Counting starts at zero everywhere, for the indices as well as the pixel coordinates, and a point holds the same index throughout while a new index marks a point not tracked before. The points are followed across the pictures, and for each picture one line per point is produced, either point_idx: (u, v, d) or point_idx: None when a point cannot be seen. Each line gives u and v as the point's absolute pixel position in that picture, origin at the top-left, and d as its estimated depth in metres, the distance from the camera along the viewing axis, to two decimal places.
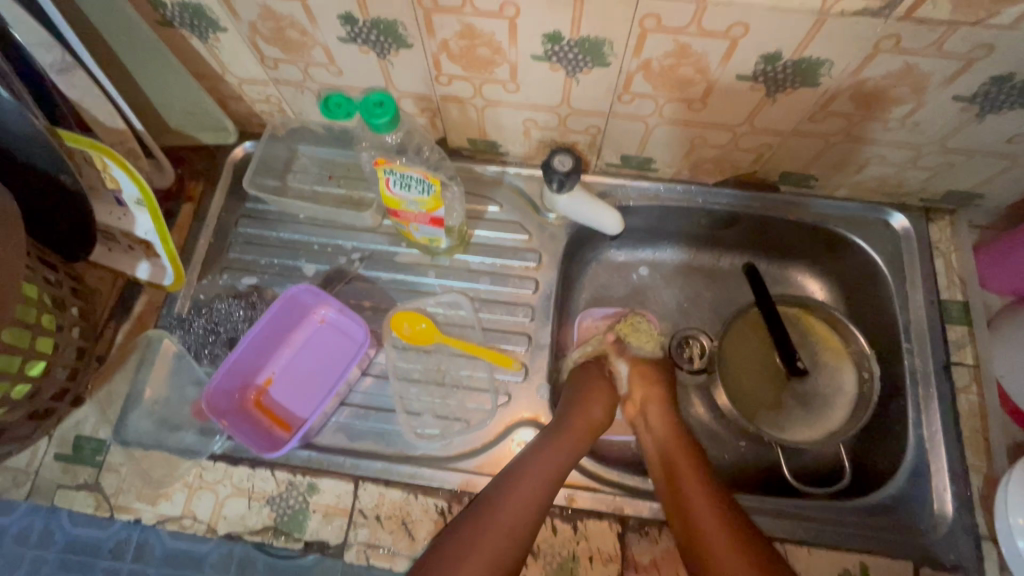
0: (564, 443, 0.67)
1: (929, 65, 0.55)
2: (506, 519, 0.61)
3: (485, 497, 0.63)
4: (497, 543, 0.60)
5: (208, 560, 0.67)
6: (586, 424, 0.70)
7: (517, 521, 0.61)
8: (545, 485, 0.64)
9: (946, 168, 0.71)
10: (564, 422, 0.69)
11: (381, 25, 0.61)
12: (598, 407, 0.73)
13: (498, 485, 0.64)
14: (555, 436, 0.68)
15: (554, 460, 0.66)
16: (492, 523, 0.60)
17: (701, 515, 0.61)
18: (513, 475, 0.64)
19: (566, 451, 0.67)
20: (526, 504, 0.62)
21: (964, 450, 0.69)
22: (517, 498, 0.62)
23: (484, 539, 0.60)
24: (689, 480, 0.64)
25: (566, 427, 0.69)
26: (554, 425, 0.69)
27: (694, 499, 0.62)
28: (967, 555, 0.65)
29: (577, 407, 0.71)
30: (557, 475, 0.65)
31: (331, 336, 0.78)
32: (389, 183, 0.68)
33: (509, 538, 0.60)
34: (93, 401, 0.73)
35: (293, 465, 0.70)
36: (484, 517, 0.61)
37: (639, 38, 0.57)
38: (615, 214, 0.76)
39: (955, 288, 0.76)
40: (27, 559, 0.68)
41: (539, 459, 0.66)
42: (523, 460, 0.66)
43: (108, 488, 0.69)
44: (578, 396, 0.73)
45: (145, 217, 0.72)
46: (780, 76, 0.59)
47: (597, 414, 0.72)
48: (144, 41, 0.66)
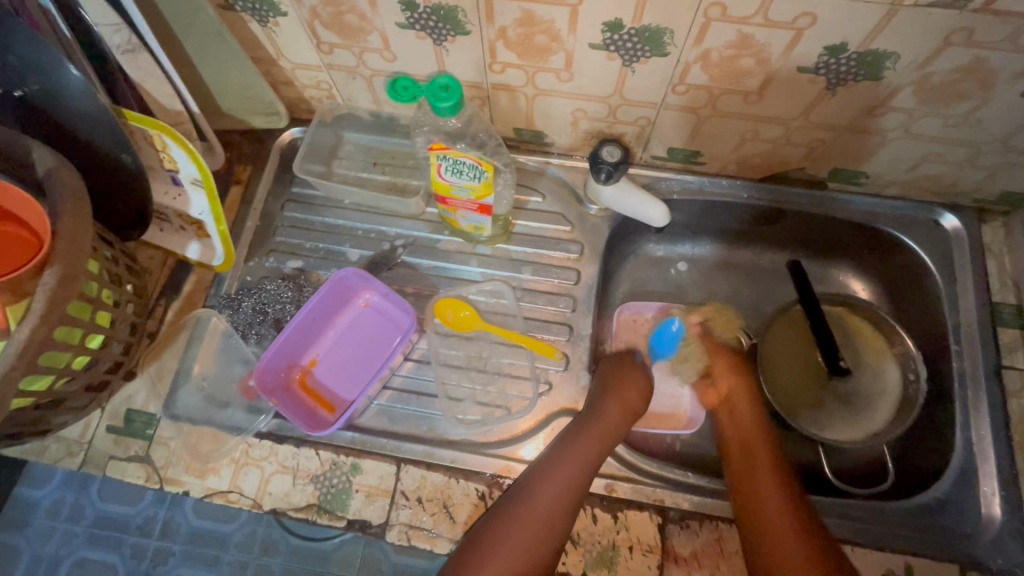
0: (598, 431, 0.68)
1: (1000, 59, 0.54)
2: (555, 497, 0.63)
3: (543, 471, 0.65)
4: (546, 519, 0.62)
5: (231, 540, 0.73)
6: (621, 412, 0.70)
7: (567, 505, 0.63)
8: (580, 475, 0.64)
9: (1005, 167, 0.69)
10: (598, 411, 0.69)
11: (441, 11, 0.61)
12: (634, 393, 0.72)
13: (558, 455, 0.66)
14: (590, 425, 0.68)
15: (588, 450, 0.66)
16: (549, 498, 0.63)
17: (770, 503, 0.63)
18: (564, 456, 0.66)
19: (600, 440, 0.67)
20: (561, 494, 0.63)
21: (1014, 455, 0.68)
22: (570, 478, 0.64)
23: (537, 512, 0.62)
24: (762, 469, 0.67)
25: (602, 416, 0.69)
26: (588, 414, 0.69)
27: (765, 487, 0.65)
28: (1016, 560, 0.64)
29: (610, 395, 0.71)
30: (592, 463, 0.66)
31: (375, 320, 0.79)
32: (440, 169, 0.68)
33: (542, 530, 0.61)
34: (144, 376, 0.75)
35: (337, 446, 0.71)
36: (540, 491, 0.63)
37: (701, 27, 0.56)
38: (662, 206, 0.76)
39: (1007, 290, 0.74)
40: (59, 532, 0.75)
41: (574, 449, 0.66)
42: (558, 448, 0.67)
43: (157, 460, 0.71)
44: (609, 381, 0.73)
45: (201, 197, 0.73)
46: (843, 69, 0.58)
47: (632, 399, 0.72)
48: (207, 23, 0.67)
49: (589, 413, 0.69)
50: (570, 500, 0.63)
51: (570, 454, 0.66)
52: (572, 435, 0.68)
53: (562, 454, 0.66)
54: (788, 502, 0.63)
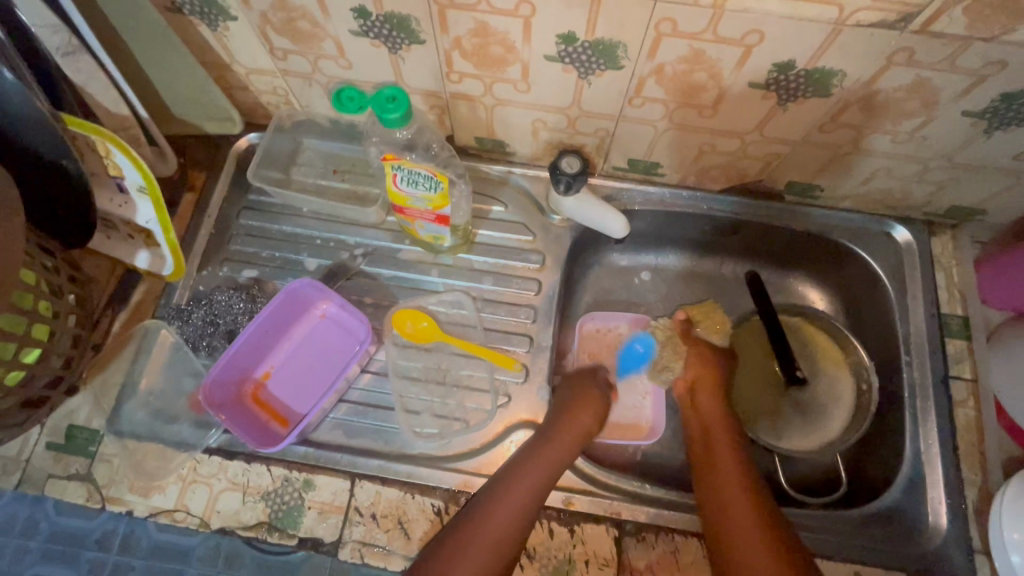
0: (555, 453, 0.67)
1: (941, 79, 0.56)
2: (490, 533, 0.60)
3: (473, 510, 0.62)
4: (478, 557, 0.59)
5: (194, 554, 0.66)
6: (577, 433, 0.69)
7: (501, 539, 0.60)
8: (536, 495, 0.63)
9: (952, 183, 0.71)
10: (554, 432, 0.68)
11: (394, 20, 0.60)
12: (587, 413, 0.72)
13: (489, 494, 0.63)
14: (545, 447, 0.67)
15: (544, 470, 0.65)
16: (478, 536, 0.60)
17: (740, 519, 0.61)
18: (498, 491, 0.63)
19: (556, 460, 0.66)
20: (515, 514, 0.62)
21: (959, 463, 0.69)
22: (502, 513, 0.61)
23: (466, 555, 0.59)
24: (729, 483, 0.65)
25: (569, 425, 0.69)
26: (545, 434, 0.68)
27: (735, 502, 0.63)
28: (960, 567, 0.65)
29: (565, 415, 0.70)
30: (547, 484, 0.65)
31: (333, 331, 0.77)
32: (396, 179, 0.68)
33: (495, 551, 0.59)
34: (88, 390, 0.72)
35: (290, 461, 0.69)
36: (472, 530, 0.60)
37: (653, 42, 0.56)
38: (621, 217, 0.76)
39: (955, 302, 0.76)
40: (9, 548, 0.67)
41: (531, 467, 0.65)
42: (513, 468, 0.65)
43: (100, 478, 0.68)
44: (565, 398, 0.73)
45: (147, 206, 0.70)
46: (793, 85, 0.59)
47: (584, 420, 0.71)
48: (152, 26, 0.65)
49: (546, 434, 0.68)
50: (524, 521, 0.62)
51: (506, 487, 0.63)
52: (528, 454, 0.66)
53: (516, 472, 0.65)
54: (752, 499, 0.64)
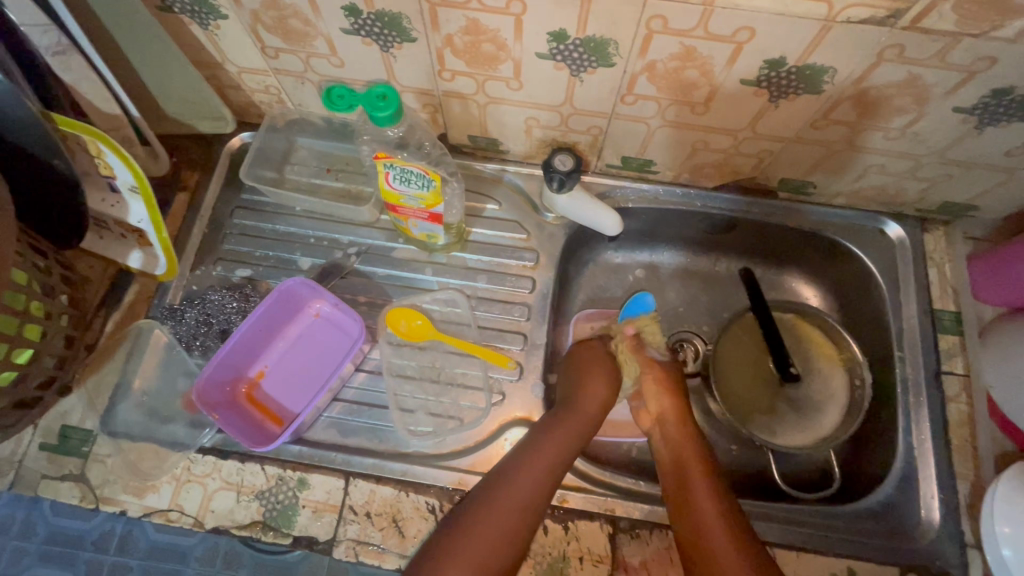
0: (579, 420, 0.68)
1: (931, 76, 0.56)
2: (512, 499, 0.60)
3: (494, 480, 0.62)
4: (505, 521, 0.59)
5: (193, 554, 0.66)
6: (597, 402, 0.71)
7: (528, 503, 0.60)
8: (561, 459, 0.64)
9: (944, 179, 0.71)
10: (575, 399, 0.70)
11: (385, 18, 0.60)
12: (603, 380, 0.73)
13: (507, 465, 0.63)
14: (571, 414, 0.69)
15: (566, 436, 0.66)
16: (500, 500, 0.60)
17: (711, 532, 0.59)
18: (519, 459, 0.64)
19: (579, 427, 0.68)
20: (539, 480, 0.62)
21: (952, 458, 0.70)
22: (526, 479, 0.62)
23: (489, 520, 0.58)
24: (699, 497, 0.62)
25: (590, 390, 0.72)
26: (566, 403, 0.70)
27: (704, 515, 0.61)
28: (952, 562, 0.66)
29: (585, 385, 0.72)
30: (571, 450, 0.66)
31: (326, 330, 0.77)
32: (389, 178, 0.67)
33: (519, 516, 0.59)
34: (81, 390, 0.72)
35: (284, 460, 0.69)
36: (495, 498, 0.60)
37: (644, 39, 0.57)
38: (614, 215, 0.76)
39: (947, 298, 0.77)
40: (8, 550, 0.66)
41: (553, 434, 0.66)
42: (532, 438, 0.66)
43: (94, 479, 0.68)
44: (581, 368, 0.75)
45: (139, 206, 0.70)
46: (784, 82, 0.59)
47: (599, 387, 0.73)
48: (143, 25, 0.65)
49: (567, 403, 0.70)
50: (547, 487, 0.62)
51: (528, 455, 0.64)
52: (550, 423, 0.68)
53: (538, 440, 0.65)
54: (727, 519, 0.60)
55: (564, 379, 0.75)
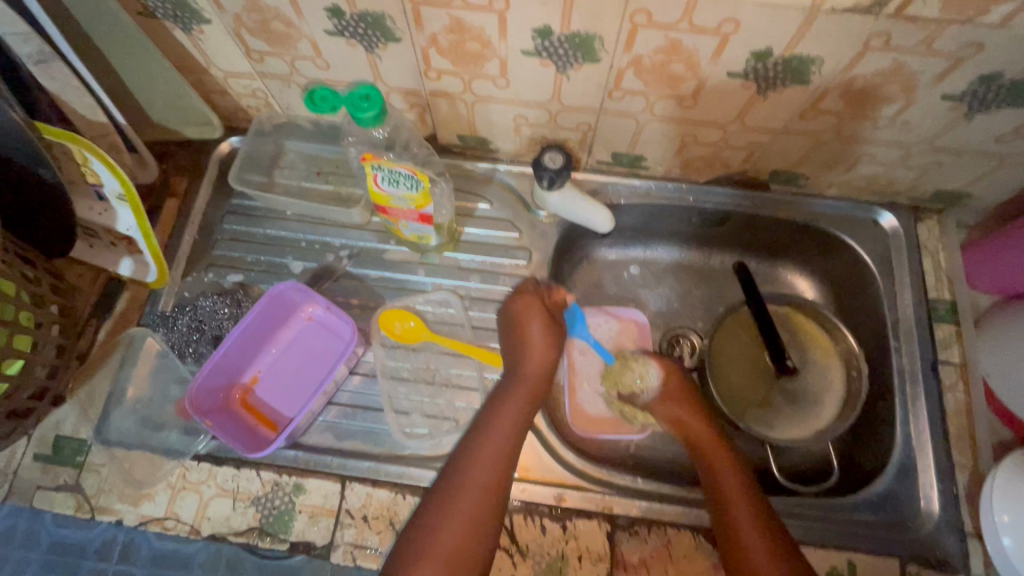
0: (523, 385, 0.69)
1: (918, 63, 0.55)
2: (479, 477, 0.61)
3: (460, 461, 0.63)
4: (474, 497, 0.60)
5: (196, 560, 0.65)
6: (540, 361, 0.71)
7: (492, 478, 0.61)
8: (515, 428, 0.65)
9: (935, 167, 0.71)
10: (519, 366, 0.70)
11: (369, 18, 0.59)
12: (540, 333, 0.71)
13: (469, 442, 0.64)
14: (517, 382, 0.69)
15: (517, 406, 0.67)
16: (486, 446, 0.63)
17: (749, 538, 0.60)
18: (478, 437, 0.64)
19: (526, 393, 0.68)
20: (498, 454, 0.63)
21: (950, 448, 0.69)
22: (487, 455, 0.63)
23: (460, 499, 0.60)
24: (734, 503, 0.62)
25: (536, 319, 0.72)
26: (511, 373, 0.70)
27: (742, 522, 0.61)
28: (952, 552, 0.65)
29: (523, 347, 0.71)
30: (523, 419, 0.66)
31: (319, 333, 0.77)
32: (377, 179, 0.67)
33: (486, 491, 0.61)
34: (74, 400, 0.72)
35: (280, 465, 0.69)
36: (466, 477, 0.61)
37: (629, 33, 0.56)
38: (605, 212, 0.76)
39: (942, 287, 0.76)
40: (11, 561, 0.66)
41: (506, 404, 0.67)
42: (488, 413, 0.67)
43: (89, 488, 0.68)
44: (514, 325, 0.72)
45: (127, 213, 0.70)
46: (771, 73, 0.59)
47: (539, 338, 0.71)
48: (125, 31, 0.64)
49: (512, 374, 0.70)
50: (508, 458, 0.63)
51: (485, 431, 0.65)
52: (500, 396, 0.68)
53: (492, 414, 0.66)
54: (763, 525, 0.61)
55: (504, 345, 0.74)
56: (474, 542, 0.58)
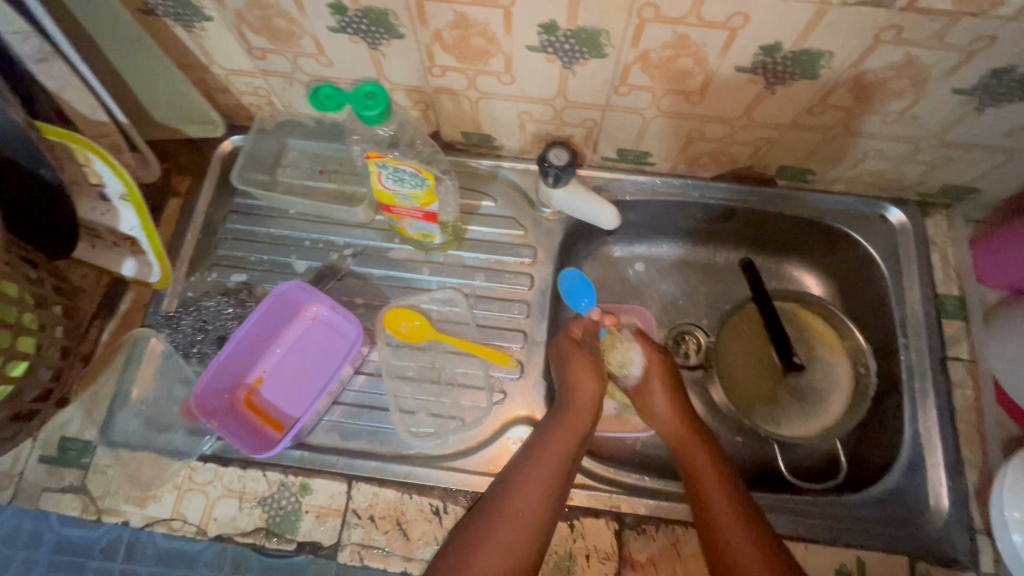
0: (574, 416, 0.67)
1: (929, 57, 0.55)
2: (523, 510, 0.59)
3: (508, 486, 0.62)
4: (519, 531, 0.58)
5: (201, 559, 0.65)
6: (591, 393, 0.70)
7: (540, 510, 0.60)
8: (567, 456, 0.64)
9: (944, 162, 0.70)
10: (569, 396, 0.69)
11: (372, 14, 0.59)
12: (589, 370, 0.71)
13: (516, 470, 0.63)
14: (566, 413, 0.67)
15: (569, 437, 0.65)
16: (538, 472, 0.62)
17: (738, 551, 0.58)
18: (527, 468, 0.62)
19: (577, 425, 0.66)
20: (546, 487, 0.61)
21: (959, 444, 0.69)
22: (535, 486, 0.61)
23: (503, 529, 0.58)
24: (722, 517, 0.60)
25: (581, 356, 0.72)
26: (564, 403, 0.68)
27: (733, 537, 0.59)
28: (962, 549, 0.65)
29: (571, 379, 0.71)
30: (572, 450, 0.64)
31: (324, 332, 0.77)
32: (381, 177, 0.66)
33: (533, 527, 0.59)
34: (79, 401, 0.72)
35: (286, 466, 0.68)
36: (512, 504, 0.60)
37: (636, 28, 0.55)
38: (612, 209, 0.76)
39: (950, 282, 0.76)
40: (18, 560, 0.66)
41: (562, 432, 0.65)
42: (537, 442, 0.65)
43: (95, 490, 0.67)
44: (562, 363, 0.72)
45: (129, 212, 0.69)
46: (780, 67, 0.58)
47: (586, 375, 0.71)
48: (125, 28, 0.64)
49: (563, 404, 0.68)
50: (556, 494, 0.61)
51: (534, 462, 0.63)
52: (552, 423, 0.67)
53: (544, 443, 0.64)
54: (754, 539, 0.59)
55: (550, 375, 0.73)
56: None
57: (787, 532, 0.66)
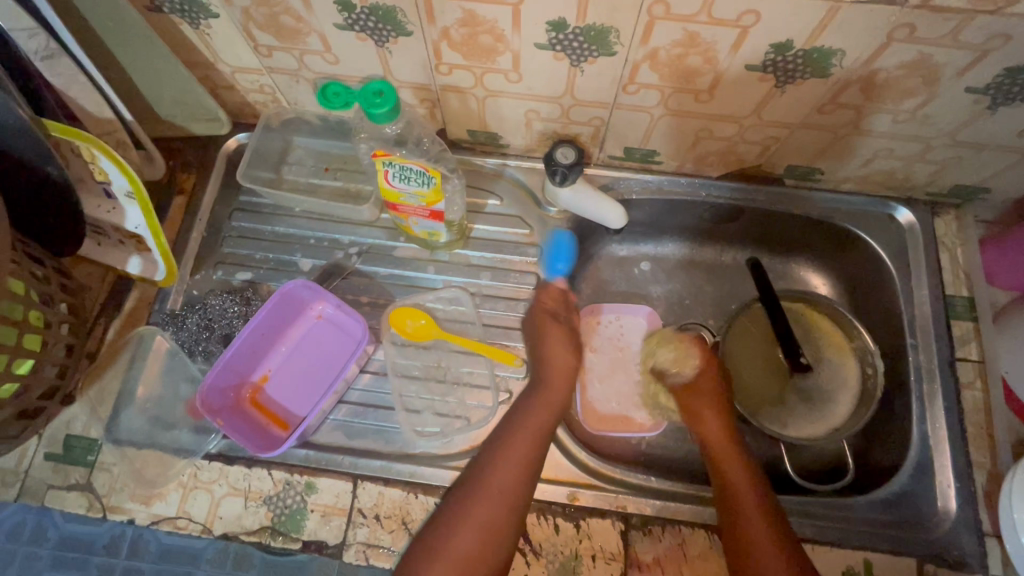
0: (547, 393, 0.69)
1: (943, 56, 0.54)
2: (498, 483, 0.62)
3: (484, 462, 0.64)
4: (494, 504, 0.60)
5: (205, 556, 0.65)
6: (564, 371, 0.72)
7: (516, 483, 0.62)
8: (541, 431, 0.66)
9: (955, 161, 0.70)
10: (541, 373, 0.71)
11: (380, 11, 0.58)
12: (559, 344, 0.74)
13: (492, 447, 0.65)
14: (539, 390, 0.70)
15: (542, 413, 0.67)
16: (512, 447, 0.64)
17: (752, 528, 0.60)
18: (502, 442, 0.65)
19: (549, 401, 0.69)
20: (521, 460, 0.63)
21: (968, 446, 0.68)
22: (512, 460, 0.63)
23: (479, 503, 0.61)
24: (744, 496, 0.63)
25: (554, 332, 0.74)
26: (536, 379, 0.71)
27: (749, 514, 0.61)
28: (970, 552, 0.65)
29: (543, 356, 0.73)
30: (547, 426, 0.67)
31: (329, 331, 0.77)
32: (388, 176, 0.66)
33: (506, 498, 0.61)
34: (84, 399, 0.71)
35: (291, 465, 0.68)
36: (487, 479, 0.62)
37: (646, 26, 0.55)
38: (619, 209, 0.75)
39: (960, 283, 0.75)
40: (21, 556, 0.66)
41: (535, 408, 0.68)
42: (512, 418, 0.67)
43: (100, 488, 0.67)
44: (535, 337, 0.74)
45: (135, 210, 0.69)
46: (790, 66, 0.58)
47: (560, 352, 0.73)
48: (131, 26, 0.63)
49: (536, 381, 0.71)
50: (531, 467, 0.63)
51: (511, 437, 0.65)
52: (526, 400, 0.69)
53: (518, 418, 0.67)
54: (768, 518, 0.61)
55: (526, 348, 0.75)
56: (488, 547, 0.59)
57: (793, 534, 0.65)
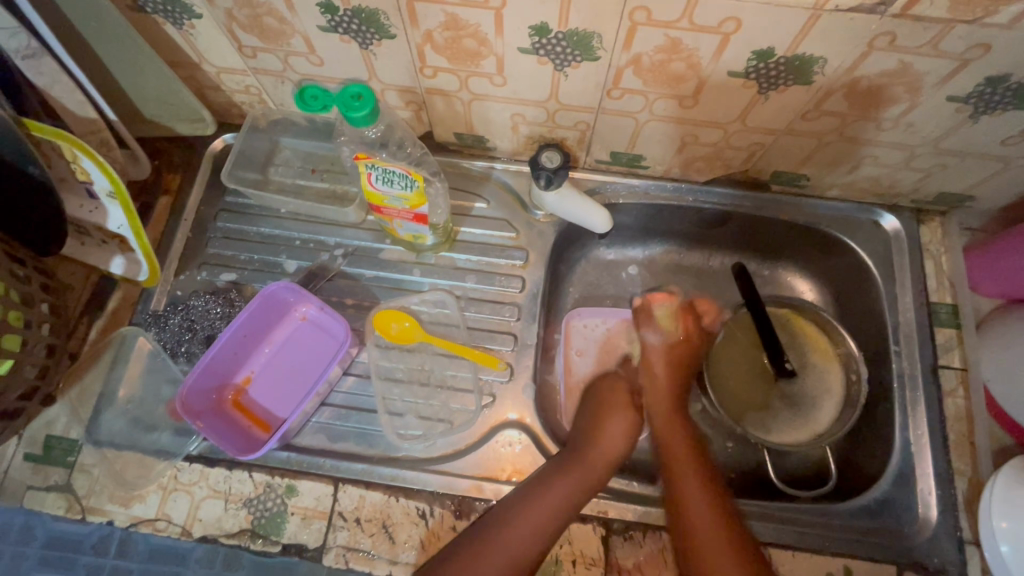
0: (586, 468, 0.67)
1: (924, 64, 0.54)
2: (507, 543, 0.61)
3: (497, 516, 0.63)
4: (500, 565, 0.60)
5: (192, 556, 0.65)
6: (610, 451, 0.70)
7: (524, 546, 0.61)
8: (566, 504, 0.64)
9: (938, 169, 0.70)
10: (587, 445, 0.68)
11: (363, 14, 0.58)
12: (620, 424, 0.72)
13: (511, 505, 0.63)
14: (578, 461, 0.67)
15: (573, 484, 0.65)
16: (532, 510, 0.63)
17: (706, 522, 0.62)
18: (523, 501, 0.63)
19: (585, 480, 0.65)
20: (539, 526, 0.62)
21: (949, 454, 0.69)
22: (526, 525, 0.62)
23: (485, 558, 0.60)
24: (698, 493, 0.65)
25: (614, 408, 0.74)
26: (576, 449, 0.68)
27: (702, 511, 0.63)
28: (950, 559, 0.65)
29: (599, 427, 0.71)
30: (576, 499, 0.64)
31: (314, 333, 0.76)
32: (371, 178, 0.66)
33: (514, 562, 0.60)
34: (65, 399, 0.71)
35: (272, 467, 0.68)
36: (496, 536, 0.61)
37: (628, 31, 0.55)
38: (604, 213, 0.76)
39: (943, 290, 0.75)
40: (7, 554, 0.65)
41: (565, 479, 0.65)
42: (538, 482, 0.65)
43: (80, 489, 0.67)
44: (596, 412, 0.73)
45: (117, 210, 0.68)
46: (773, 73, 0.58)
47: (617, 432, 0.72)
48: (114, 25, 0.63)
49: (575, 452, 0.68)
50: (547, 536, 0.62)
51: (534, 497, 0.64)
52: (558, 467, 0.66)
53: (545, 484, 0.65)
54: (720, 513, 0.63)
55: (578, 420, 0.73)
56: None
57: (774, 541, 0.65)
